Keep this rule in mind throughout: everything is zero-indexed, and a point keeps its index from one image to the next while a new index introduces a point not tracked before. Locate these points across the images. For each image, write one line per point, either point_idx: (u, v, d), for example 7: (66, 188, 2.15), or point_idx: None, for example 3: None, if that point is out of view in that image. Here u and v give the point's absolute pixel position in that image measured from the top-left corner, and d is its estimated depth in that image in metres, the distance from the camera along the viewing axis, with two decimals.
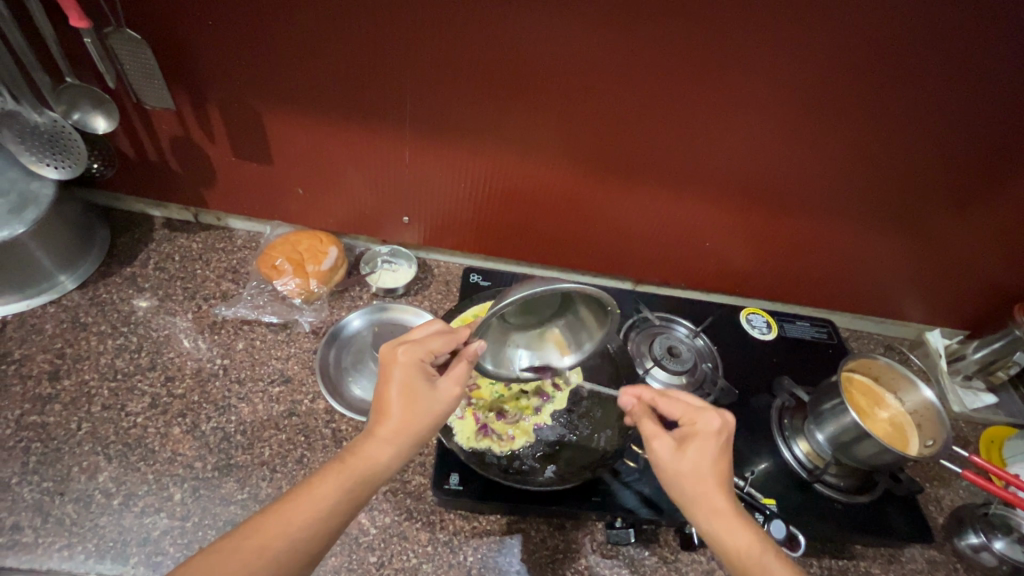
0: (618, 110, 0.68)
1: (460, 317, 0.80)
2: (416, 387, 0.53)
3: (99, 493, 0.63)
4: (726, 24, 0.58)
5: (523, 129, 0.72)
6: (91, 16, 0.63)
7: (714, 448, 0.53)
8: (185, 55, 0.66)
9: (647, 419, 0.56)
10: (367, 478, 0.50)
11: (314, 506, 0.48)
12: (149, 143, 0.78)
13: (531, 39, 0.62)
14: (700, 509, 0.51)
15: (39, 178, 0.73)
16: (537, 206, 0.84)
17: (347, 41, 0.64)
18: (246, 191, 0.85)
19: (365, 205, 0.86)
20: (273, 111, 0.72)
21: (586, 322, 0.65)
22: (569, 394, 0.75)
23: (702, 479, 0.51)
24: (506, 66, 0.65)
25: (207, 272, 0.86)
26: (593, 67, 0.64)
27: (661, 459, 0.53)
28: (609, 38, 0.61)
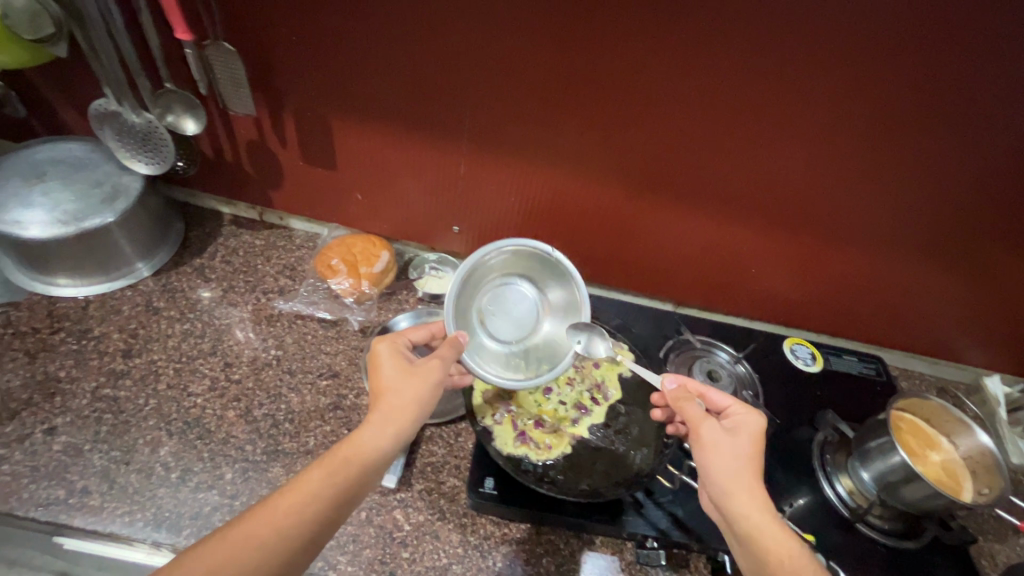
0: (670, 134, 0.70)
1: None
2: (401, 365, 0.58)
3: (160, 466, 0.68)
4: (786, 54, 0.59)
5: (575, 148, 0.75)
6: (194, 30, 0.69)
7: (755, 436, 0.55)
8: (270, 68, 0.72)
9: (689, 402, 0.58)
10: (353, 464, 0.51)
11: (302, 495, 0.49)
12: (228, 146, 0.84)
13: (593, 61, 0.64)
14: (733, 487, 0.51)
15: (133, 172, 0.80)
16: (584, 224, 0.85)
17: (418, 60, 0.68)
18: (309, 193, 0.90)
19: (420, 215, 0.90)
20: (344, 120, 0.77)
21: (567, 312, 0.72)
22: (607, 409, 0.75)
23: (737, 461, 0.52)
24: (564, 87, 0.68)
25: (268, 268, 0.92)
26: (648, 90, 0.66)
27: (703, 440, 0.54)
28: (666, 63, 0.63)
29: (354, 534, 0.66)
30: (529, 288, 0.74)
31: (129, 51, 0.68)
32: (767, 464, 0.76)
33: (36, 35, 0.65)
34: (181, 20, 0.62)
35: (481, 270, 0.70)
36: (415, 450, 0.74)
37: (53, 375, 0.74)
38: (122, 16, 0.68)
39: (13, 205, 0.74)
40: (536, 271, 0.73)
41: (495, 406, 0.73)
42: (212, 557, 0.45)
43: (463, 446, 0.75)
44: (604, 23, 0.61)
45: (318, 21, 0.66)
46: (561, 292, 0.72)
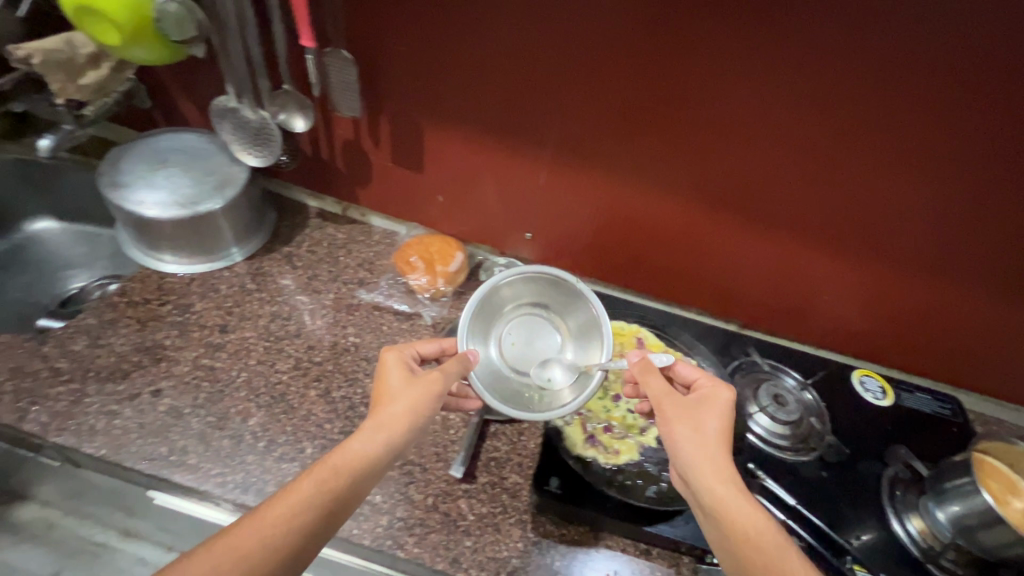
0: (751, 154, 0.71)
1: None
2: (401, 375, 0.61)
3: (249, 434, 0.73)
4: (880, 82, 0.60)
5: (655, 163, 0.77)
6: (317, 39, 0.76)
7: (723, 412, 0.59)
8: (379, 75, 0.78)
9: (655, 379, 0.61)
10: (343, 471, 0.53)
11: (291, 503, 0.50)
12: (326, 145, 0.90)
13: (682, 81, 0.67)
14: (700, 462, 0.54)
15: (242, 163, 0.88)
16: (655, 239, 0.87)
17: (514, 72, 0.73)
18: (394, 192, 0.95)
19: (495, 219, 0.94)
20: (438, 127, 0.82)
21: (588, 336, 0.75)
22: None
23: (705, 435, 0.56)
24: (650, 103, 0.71)
25: (348, 260, 0.97)
26: (734, 110, 0.68)
27: (669, 411, 0.58)
28: (755, 86, 0.65)
29: (422, 518, 0.69)
30: (552, 317, 0.79)
31: (257, 54, 0.75)
32: (833, 494, 0.74)
33: (180, 37, 0.71)
34: (308, 29, 0.69)
35: (498, 300, 0.75)
36: (482, 444, 0.77)
37: (159, 342, 0.81)
38: (257, 23, 0.75)
39: (132, 190, 0.83)
40: (555, 299, 0.77)
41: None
42: (203, 563, 0.46)
43: (526, 445, 0.77)
44: (698, 45, 0.64)
45: (430, 33, 0.72)
46: (579, 315, 0.76)
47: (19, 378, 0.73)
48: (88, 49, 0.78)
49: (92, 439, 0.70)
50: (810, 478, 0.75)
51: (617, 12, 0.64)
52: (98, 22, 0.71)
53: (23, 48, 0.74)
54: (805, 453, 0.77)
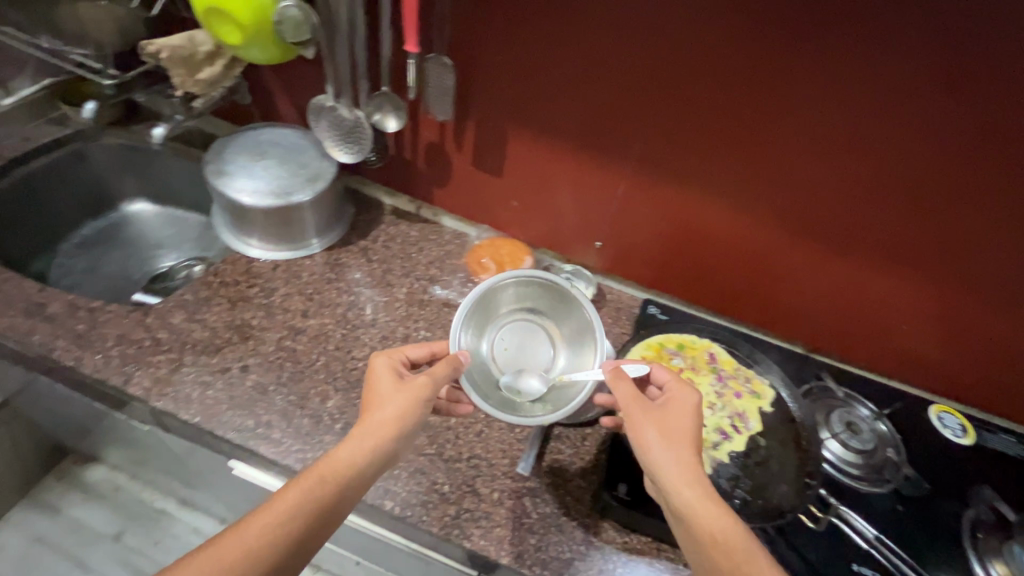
0: (835, 167, 0.71)
1: (642, 341, 0.85)
2: (386, 381, 0.62)
3: (327, 415, 0.77)
4: (980, 100, 0.60)
5: (733, 174, 0.77)
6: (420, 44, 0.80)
7: (690, 413, 0.60)
8: (474, 81, 0.81)
9: (621, 384, 0.61)
10: (327, 479, 0.56)
11: (273, 513, 0.53)
12: (412, 145, 0.94)
13: (766, 93, 0.68)
14: (667, 467, 0.55)
15: (331, 158, 0.92)
16: (724, 252, 0.86)
17: (604, 82, 0.75)
18: (471, 194, 0.98)
19: (566, 226, 0.95)
20: (523, 133, 0.85)
21: (581, 343, 0.75)
22: (747, 438, 0.74)
23: (672, 438, 0.57)
24: (734, 113, 0.71)
25: (420, 257, 1.01)
26: (824, 122, 0.68)
27: (636, 417, 0.59)
28: (848, 98, 0.65)
29: (487, 512, 0.71)
30: (544, 321, 0.78)
31: (363, 56, 0.79)
32: (909, 530, 0.72)
33: (294, 40, 0.77)
34: (415, 35, 0.72)
35: (491, 301, 0.75)
36: (546, 445, 0.78)
37: (247, 321, 0.86)
38: (366, 28, 0.79)
39: (222, 178, 0.88)
40: (549, 303, 0.77)
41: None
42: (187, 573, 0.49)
43: (588, 450, 0.78)
44: (793, 55, 0.64)
45: (528, 43, 0.75)
46: (573, 322, 0.76)
47: (125, 344, 0.79)
48: (206, 47, 0.85)
49: (188, 406, 0.75)
50: (884, 511, 0.73)
51: (714, 22, 0.65)
52: (226, 24, 0.76)
53: (153, 45, 0.81)
54: (880, 484, 0.76)
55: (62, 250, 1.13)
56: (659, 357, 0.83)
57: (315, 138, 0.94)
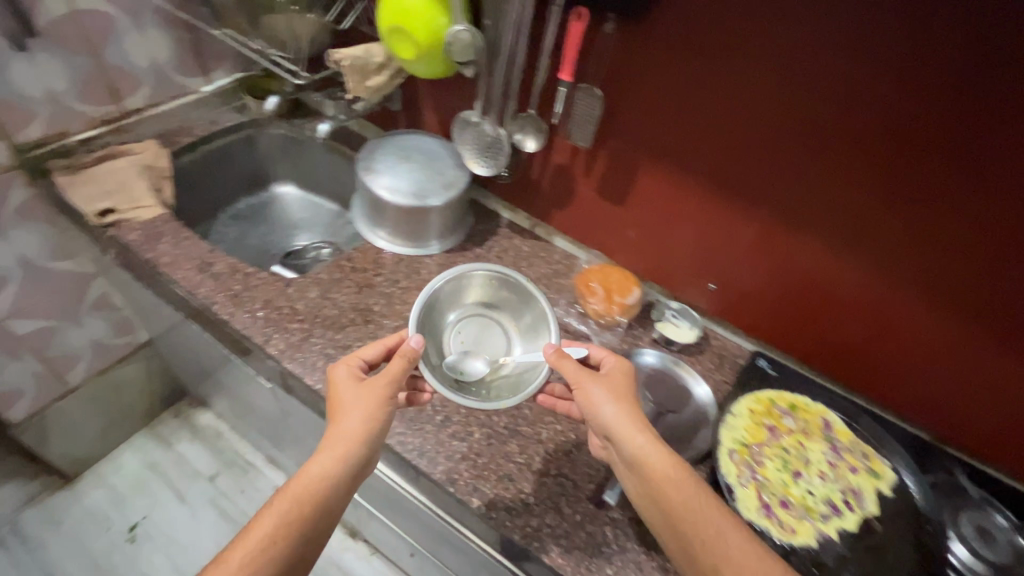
0: (995, 244, 0.66)
1: (751, 393, 0.84)
2: (344, 391, 0.70)
3: (430, 406, 0.81)
4: None
5: (869, 235, 0.74)
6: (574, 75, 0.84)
7: (629, 380, 0.72)
8: (617, 113, 0.84)
9: (566, 362, 0.71)
10: (303, 497, 0.64)
11: (257, 538, 0.61)
12: (542, 167, 0.99)
13: (904, 150, 0.66)
14: (620, 425, 0.67)
15: (466, 171, 1.00)
16: (845, 314, 0.82)
17: (743, 128, 0.75)
18: (589, 220, 1.01)
19: (681, 263, 0.95)
20: (654, 167, 0.87)
21: (533, 330, 0.90)
22: (861, 519, 0.70)
23: (619, 402, 0.68)
24: (880, 173, 0.69)
25: (530, 272, 1.05)
26: (963, 186, 0.65)
27: (585, 386, 0.70)
28: (994, 165, 0.62)
29: (568, 532, 0.71)
30: (504, 316, 0.94)
31: (518, 81, 0.85)
32: None
33: (460, 59, 0.84)
34: (571, 65, 0.77)
35: (452, 296, 0.91)
36: None
37: (370, 306, 0.94)
38: (527, 56, 0.85)
39: (366, 172, 0.98)
40: (502, 296, 0.93)
41: (740, 468, 0.74)
42: None
43: None
44: (946, 119, 0.62)
45: (671, 81, 0.77)
46: (529, 315, 0.91)
47: (269, 309, 0.89)
48: (380, 59, 0.95)
49: (313, 373, 0.83)
50: None
51: (873, 82, 0.64)
52: (401, 39, 0.86)
53: (340, 53, 0.92)
54: None
55: (220, 220, 1.29)
56: (769, 413, 0.81)
57: (455, 150, 1.02)
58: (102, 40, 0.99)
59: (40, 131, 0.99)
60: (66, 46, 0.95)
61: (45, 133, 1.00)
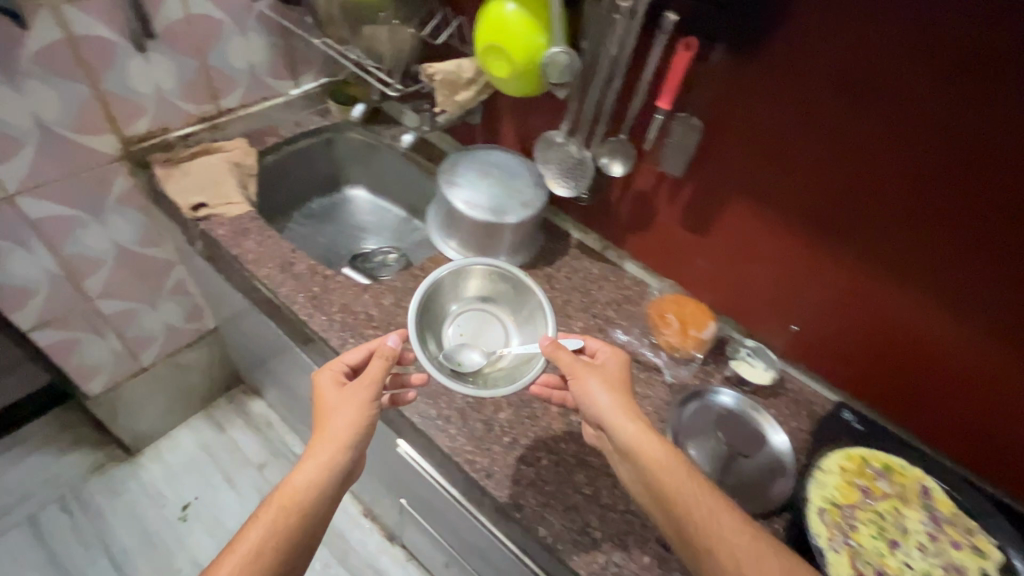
0: None
1: (840, 449, 0.79)
2: (328, 397, 0.72)
3: (498, 426, 0.81)
4: None
5: (977, 297, 0.69)
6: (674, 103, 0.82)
7: (622, 370, 0.74)
8: (712, 143, 0.81)
9: (563, 352, 0.73)
10: (290, 508, 0.64)
11: (242, 556, 0.61)
12: (623, 191, 0.97)
13: (1008, 198, 0.62)
14: (615, 412, 0.68)
15: (546, 190, 0.99)
16: (939, 375, 0.77)
17: (846, 174, 0.72)
18: (666, 248, 0.99)
19: (762, 302, 0.91)
20: (739, 200, 0.84)
21: (532, 320, 0.92)
22: None
23: (611, 390, 0.70)
24: (989, 228, 0.64)
25: (599, 295, 1.03)
26: None
27: (581, 375, 0.72)
28: None
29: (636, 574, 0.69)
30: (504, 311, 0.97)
31: (611, 105, 0.84)
32: None
33: (555, 81, 0.84)
34: (671, 93, 0.75)
35: (449, 290, 0.94)
36: None
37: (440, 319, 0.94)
38: (625, 81, 0.84)
39: (448, 186, 0.99)
40: (500, 291, 0.97)
41: (832, 530, 0.70)
42: None
43: None
44: None
45: (763, 112, 0.75)
46: (528, 308, 0.94)
47: (345, 313, 0.91)
48: (469, 74, 0.96)
49: None
50: None
51: (1002, 140, 0.60)
52: (498, 58, 0.86)
53: (432, 68, 0.94)
54: None
55: (294, 218, 1.32)
56: (861, 473, 0.76)
57: (535, 168, 1.01)
58: (208, 42, 1.04)
59: (146, 125, 1.04)
60: (177, 46, 1.00)
61: (150, 127, 1.05)
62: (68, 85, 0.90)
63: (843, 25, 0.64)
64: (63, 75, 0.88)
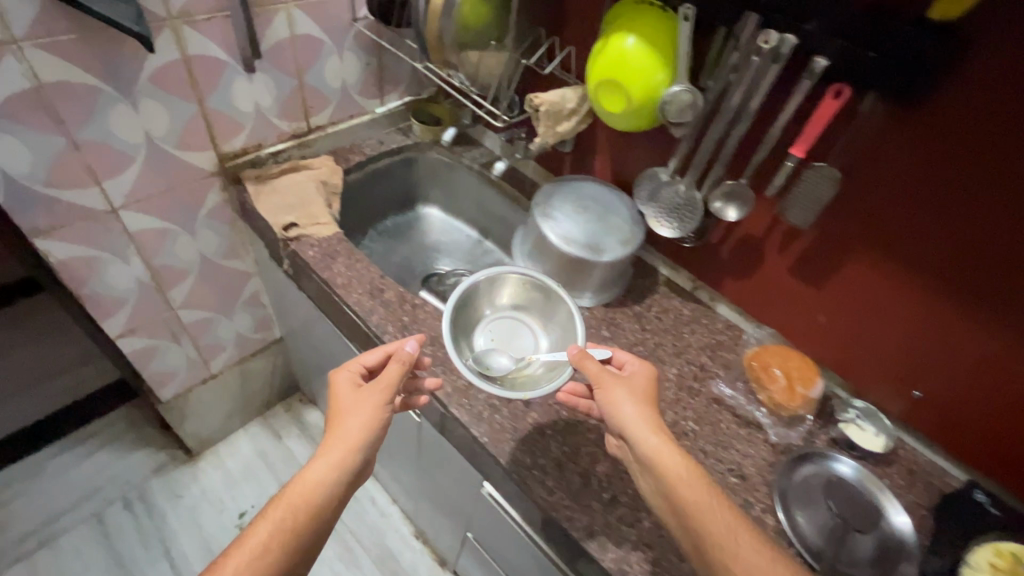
0: None
1: (989, 544, 0.71)
2: (343, 398, 0.73)
3: (597, 480, 0.77)
4: None
5: None
6: (811, 151, 0.76)
7: (648, 386, 0.73)
8: (846, 194, 0.76)
9: (588, 360, 0.73)
10: (299, 507, 0.66)
11: (248, 554, 0.61)
12: (728, 233, 0.93)
13: None
14: (638, 426, 0.68)
15: (643, 228, 0.97)
16: None
17: (999, 236, 0.66)
18: (772, 297, 0.93)
19: (879, 363, 0.85)
20: (865, 252, 0.78)
21: (560, 330, 0.94)
22: None
23: (636, 402, 0.70)
24: None
25: (692, 340, 0.97)
26: None
27: (607, 384, 0.71)
28: None
29: None
30: (535, 321, 0.99)
31: (733, 148, 0.79)
32: None
33: (673, 120, 0.81)
34: (809, 141, 0.70)
35: (484, 294, 0.97)
36: None
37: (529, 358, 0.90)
38: (753, 125, 0.79)
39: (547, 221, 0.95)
40: (531, 298, 0.99)
41: None
42: None
43: None
44: None
45: (902, 160, 0.69)
46: (558, 319, 0.96)
47: (437, 346, 0.89)
48: (573, 105, 0.93)
49: (479, 424, 0.80)
50: None
51: None
52: (611, 92, 0.82)
53: (538, 99, 0.91)
54: None
55: (369, 235, 1.31)
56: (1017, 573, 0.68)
57: (634, 207, 0.99)
58: (308, 62, 1.04)
59: (242, 142, 1.05)
60: (279, 65, 1.00)
61: (245, 144, 1.06)
62: (178, 104, 0.91)
63: (1001, 71, 0.59)
64: (174, 93, 0.89)
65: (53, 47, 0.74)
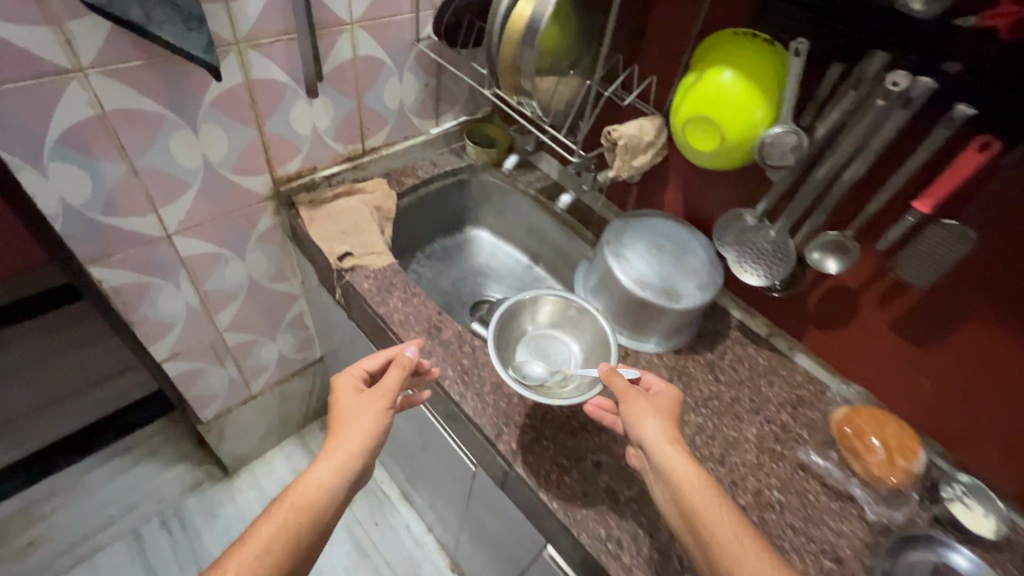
0: None
1: None
2: (344, 401, 0.71)
3: (677, 558, 0.70)
4: None
5: None
6: (941, 207, 0.68)
7: (673, 407, 0.70)
8: (976, 254, 0.68)
9: (615, 376, 0.70)
10: (300, 513, 0.62)
11: (244, 560, 0.58)
12: (820, 282, 0.85)
13: None
14: (660, 443, 0.64)
15: (721, 270, 0.91)
16: None
17: None
18: (868, 354, 0.85)
19: (992, 437, 0.76)
20: (988, 318, 0.70)
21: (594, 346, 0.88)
22: None
23: (659, 419, 0.66)
24: None
25: (771, 394, 0.89)
26: None
27: (631, 399, 0.68)
28: None
29: None
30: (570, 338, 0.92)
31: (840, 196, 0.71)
32: None
33: (772, 163, 0.73)
34: (937, 197, 0.62)
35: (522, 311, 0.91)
36: None
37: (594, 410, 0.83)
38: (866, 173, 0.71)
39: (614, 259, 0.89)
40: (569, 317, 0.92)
41: None
42: None
43: None
44: None
45: None
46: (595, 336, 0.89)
47: (498, 394, 0.83)
48: (651, 137, 0.87)
49: (547, 486, 0.74)
50: None
51: None
52: (700, 128, 0.74)
53: (616, 132, 0.85)
54: None
55: (416, 258, 1.26)
56: None
57: (710, 248, 0.93)
58: (368, 84, 1.00)
59: (297, 166, 1.02)
60: (339, 88, 0.96)
61: (300, 168, 1.02)
62: (238, 129, 0.87)
63: None
64: (234, 118, 0.85)
65: (121, 75, 0.71)
